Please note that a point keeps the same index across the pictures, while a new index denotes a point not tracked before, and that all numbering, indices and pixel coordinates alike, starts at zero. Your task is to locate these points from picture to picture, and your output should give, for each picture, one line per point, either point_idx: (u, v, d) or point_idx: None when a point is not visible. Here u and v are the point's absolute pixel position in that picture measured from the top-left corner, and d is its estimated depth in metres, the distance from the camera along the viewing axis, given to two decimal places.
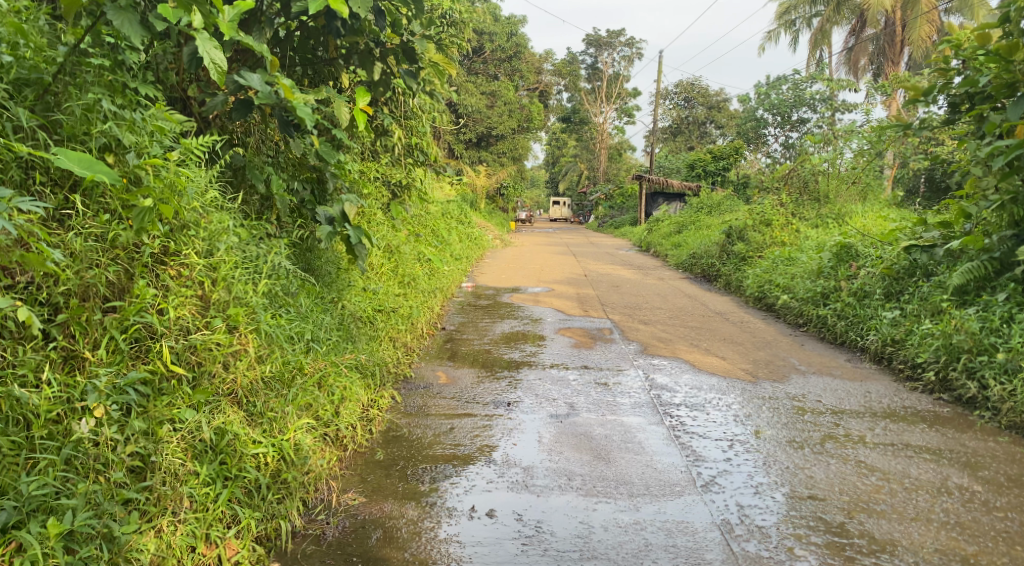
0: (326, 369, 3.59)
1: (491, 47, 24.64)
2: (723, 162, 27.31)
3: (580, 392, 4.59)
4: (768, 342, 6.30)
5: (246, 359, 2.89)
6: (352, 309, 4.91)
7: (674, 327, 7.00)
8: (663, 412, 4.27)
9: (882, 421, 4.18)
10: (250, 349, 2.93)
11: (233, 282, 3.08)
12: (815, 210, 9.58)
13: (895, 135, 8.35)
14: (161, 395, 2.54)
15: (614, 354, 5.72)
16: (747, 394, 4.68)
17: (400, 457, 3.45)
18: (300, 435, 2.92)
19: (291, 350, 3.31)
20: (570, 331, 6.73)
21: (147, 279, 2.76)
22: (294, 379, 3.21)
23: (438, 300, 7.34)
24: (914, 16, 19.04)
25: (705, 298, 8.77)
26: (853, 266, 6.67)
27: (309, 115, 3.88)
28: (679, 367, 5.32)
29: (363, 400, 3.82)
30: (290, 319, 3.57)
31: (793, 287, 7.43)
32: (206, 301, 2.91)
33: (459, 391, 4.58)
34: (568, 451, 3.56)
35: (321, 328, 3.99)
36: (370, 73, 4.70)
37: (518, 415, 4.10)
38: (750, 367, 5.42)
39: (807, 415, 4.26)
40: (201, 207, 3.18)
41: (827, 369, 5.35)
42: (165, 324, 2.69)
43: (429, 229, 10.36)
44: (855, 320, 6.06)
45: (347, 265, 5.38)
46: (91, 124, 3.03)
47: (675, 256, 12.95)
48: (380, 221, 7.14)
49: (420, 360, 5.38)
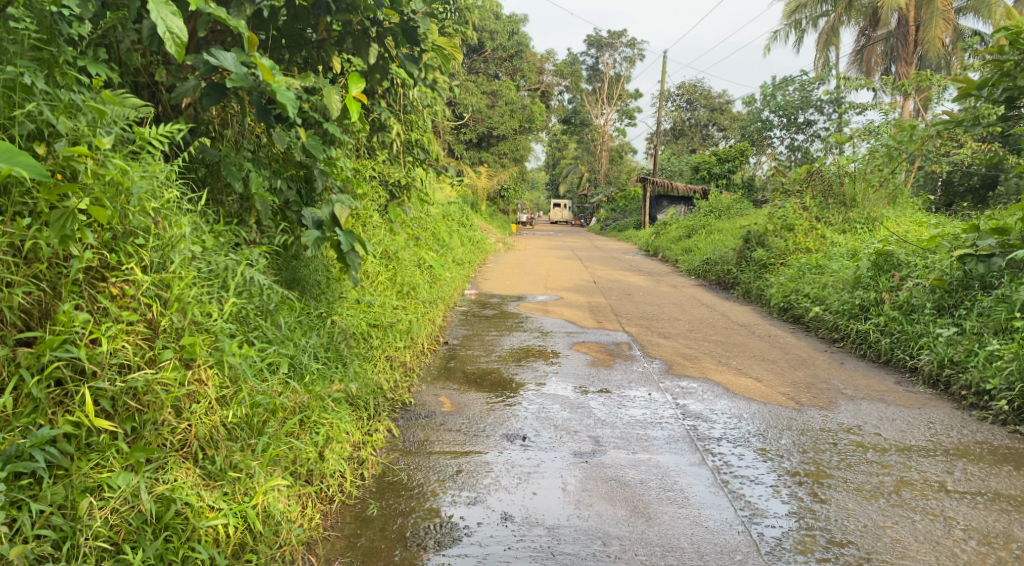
0: (308, 407, 3.00)
1: (492, 46, 24.09)
2: (729, 165, 26.75)
3: (605, 422, 4.00)
4: (803, 360, 5.73)
5: (204, 402, 2.32)
6: (343, 325, 4.32)
7: (696, 341, 6.42)
8: (703, 448, 3.66)
9: (959, 461, 3.60)
10: (210, 389, 2.36)
11: (193, 304, 2.50)
12: (841, 214, 9.02)
13: (930, 135, 7.79)
14: (88, 453, 2.06)
15: (637, 374, 5.14)
16: (795, 425, 4.10)
17: (396, 513, 2.86)
18: (271, 498, 2.31)
19: (263, 387, 2.68)
20: (584, 346, 6.15)
21: (78, 300, 2.19)
22: (266, 424, 2.61)
23: (440, 311, 6.76)
24: (930, 16, 18.47)
25: (726, 308, 8.21)
26: (896, 276, 6.10)
27: (291, 103, 3.29)
28: (710, 390, 4.74)
29: (350, 441, 3.23)
30: (263, 346, 2.98)
31: (824, 298, 6.86)
32: (153, 327, 2.32)
33: (466, 421, 3.98)
34: (600, 504, 2.98)
35: (304, 353, 3.40)
36: (364, 57, 4.11)
37: (535, 455, 3.50)
38: (791, 390, 4.84)
39: (869, 454, 3.67)
40: (155, 208, 2.56)
41: (877, 394, 4.77)
42: (97, 362, 2.13)
43: (429, 233, 9.79)
44: (902, 337, 5.48)
45: (338, 275, 4.80)
46: (15, 106, 2.41)
47: (686, 261, 12.39)
48: (377, 225, 6.57)
49: (421, 382, 4.79)
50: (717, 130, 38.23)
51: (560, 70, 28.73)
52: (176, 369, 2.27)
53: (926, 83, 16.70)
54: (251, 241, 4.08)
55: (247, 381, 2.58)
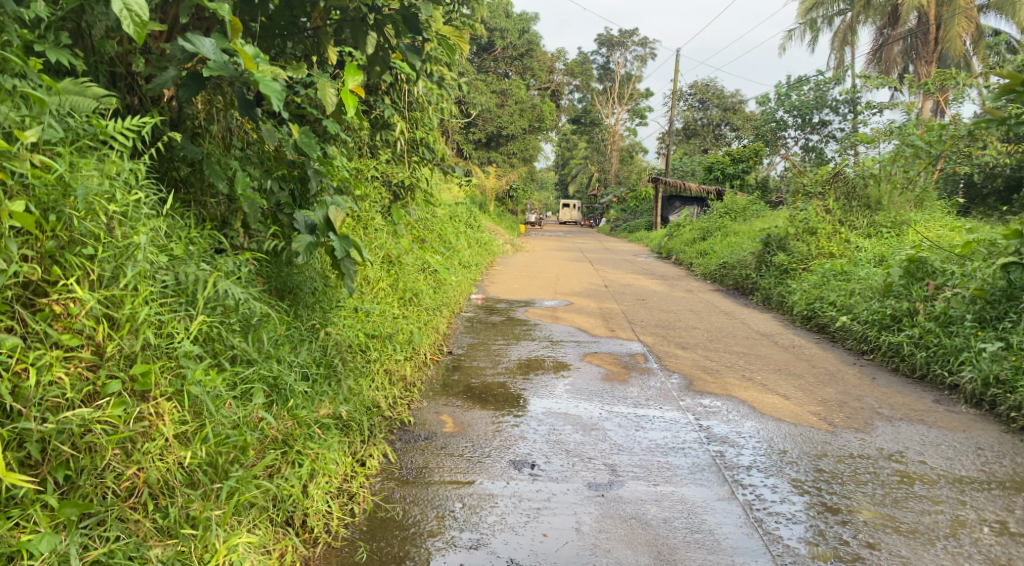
0: (291, 435, 2.77)
1: (502, 45, 23.82)
2: (743, 166, 26.30)
3: (622, 448, 3.67)
4: (832, 375, 5.35)
5: (158, 442, 2.19)
6: (338, 337, 3.99)
7: (716, 353, 6.06)
8: (732, 479, 3.31)
9: (1018, 497, 3.22)
10: (165, 428, 2.22)
11: (151, 325, 2.34)
12: (866, 218, 8.63)
13: (962, 135, 7.38)
14: (14, 501, 1.92)
15: (654, 390, 4.79)
16: (831, 451, 3.73)
17: (388, 559, 2.53)
18: (234, 557, 2.18)
19: (231, 420, 2.50)
20: (597, 357, 5.80)
21: (11, 322, 2.03)
22: (233, 464, 2.43)
23: (444, 318, 6.44)
24: (950, 15, 17.98)
25: (744, 316, 7.84)
26: (931, 285, 5.71)
27: (276, 95, 2.97)
28: (735, 410, 4.39)
29: (337, 472, 2.91)
30: (238, 370, 2.69)
31: (851, 308, 6.48)
32: (101, 353, 2.17)
33: (470, 445, 3.64)
34: (619, 550, 2.65)
35: (290, 372, 3.07)
36: (362, 47, 3.76)
37: (545, 486, 3.16)
38: (822, 410, 4.47)
39: (916, 486, 3.30)
40: (107, 214, 2.34)
41: (917, 415, 4.39)
42: (29, 396, 1.98)
43: (436, 235, 9.47)
44: (940, 351, 5.10)
45: (334, 282, 4.47)
46: None
47: (701, 265, 12.01)
48: (379, 228, 6.25)
49: (422, 397, 4.46)
50: (730, 130, 37.75)
51: (571, 69, 28.42)
52: (121, 406, 2.11)
53: (949, 82, 16.23)
54: (238, 245, 3.76)
55: (212, 418, 2.40)
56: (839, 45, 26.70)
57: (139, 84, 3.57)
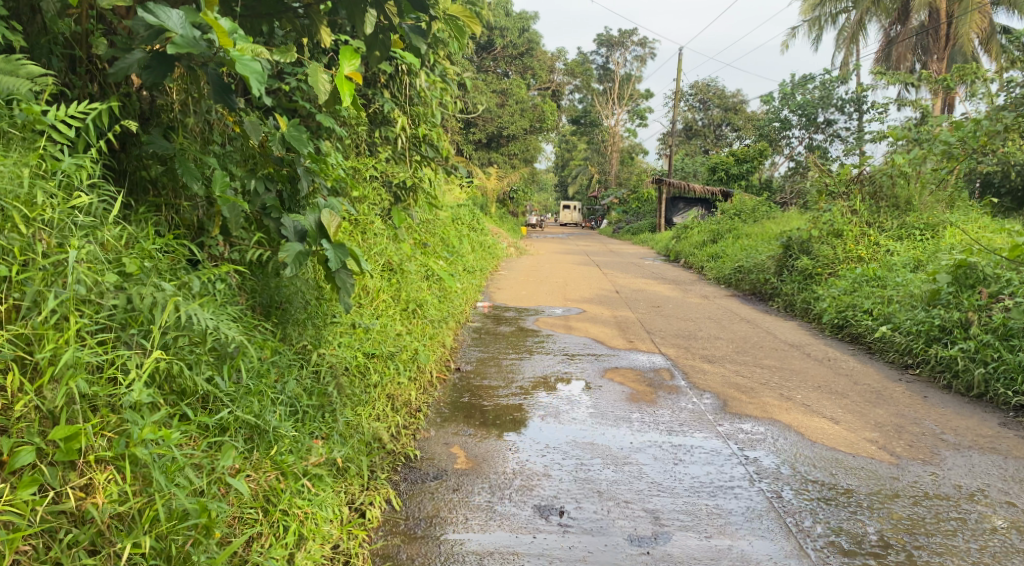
0: (272, 494, 2.35)
1: (502, 44, 23.40)
2: (747, 166, 25.89)
3: (662, 487, 3.19)
4: (879, 393, 4.86)
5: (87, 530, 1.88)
6: (332, 359, 3.52)
7: (747, 367, 5.57)
8: (796, 530, 2.83)
9: None
10: (94, 509, 1.90)
11: (84, 370, 2.05)
12: (895, 219, 8.13)
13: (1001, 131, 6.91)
14: None
15: (687, 413, 4.30)
16: (903, 490, 3.24)
17: None
18: None
19: (187, 490, 2.08)
20: (617, 373, 5.31)
21: None
22: (195, 548, 2.03)
23: (450, 330, 5.95)
24: (962, 12, 17.53)
25: (769, 324, 7.35)
26: (984, 293, 5.21)
27: (257, 83, 2.48)
28: (782, 437, 3.89)
29: (332, 534, 2.45)
30: (205, 419, 2.28)
31: (891, 317, 5.99)
32: (10, 411, 1.89)
33: (487, 485, 3.17)
34: None
35: (273, 411, 2.65)
36: (358, 27, 3.26)
37: (579, 542, 2.68)
38: (879, 436, 3.98)
39: (1015, 539, 2.81)
40: (24, 236, 2.08)
41: (988, 442, 3.89)
42: None
43: (438, 239, 8.98)
44: (1002, 367, 4.60)
45: (328, 294, 3.99)
46: None
47: (714, 268, 11.53)
48: (379, 233, 5.77)
49: (429, 424, 3.96)
50: (731, 131, 37.31)
51: (571, 69, 27.94)
52: (31, 485, 1.83)
53: (964, 79, 15.78)
54: (219, 256, 3.28)
55: (165, 488, 2.02)
56: (844, 43, 26.27)
57: (102, 70, 3.05)
